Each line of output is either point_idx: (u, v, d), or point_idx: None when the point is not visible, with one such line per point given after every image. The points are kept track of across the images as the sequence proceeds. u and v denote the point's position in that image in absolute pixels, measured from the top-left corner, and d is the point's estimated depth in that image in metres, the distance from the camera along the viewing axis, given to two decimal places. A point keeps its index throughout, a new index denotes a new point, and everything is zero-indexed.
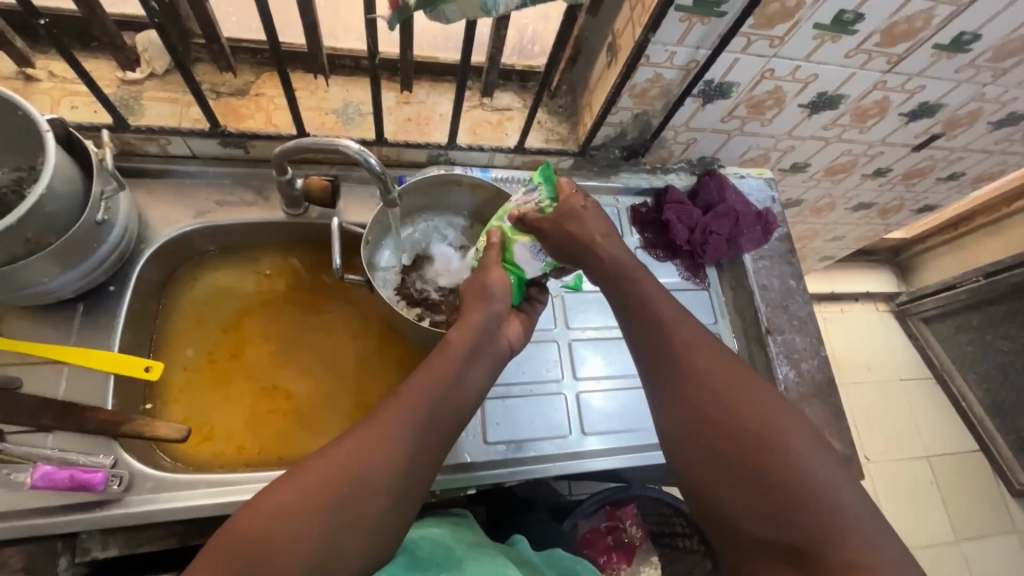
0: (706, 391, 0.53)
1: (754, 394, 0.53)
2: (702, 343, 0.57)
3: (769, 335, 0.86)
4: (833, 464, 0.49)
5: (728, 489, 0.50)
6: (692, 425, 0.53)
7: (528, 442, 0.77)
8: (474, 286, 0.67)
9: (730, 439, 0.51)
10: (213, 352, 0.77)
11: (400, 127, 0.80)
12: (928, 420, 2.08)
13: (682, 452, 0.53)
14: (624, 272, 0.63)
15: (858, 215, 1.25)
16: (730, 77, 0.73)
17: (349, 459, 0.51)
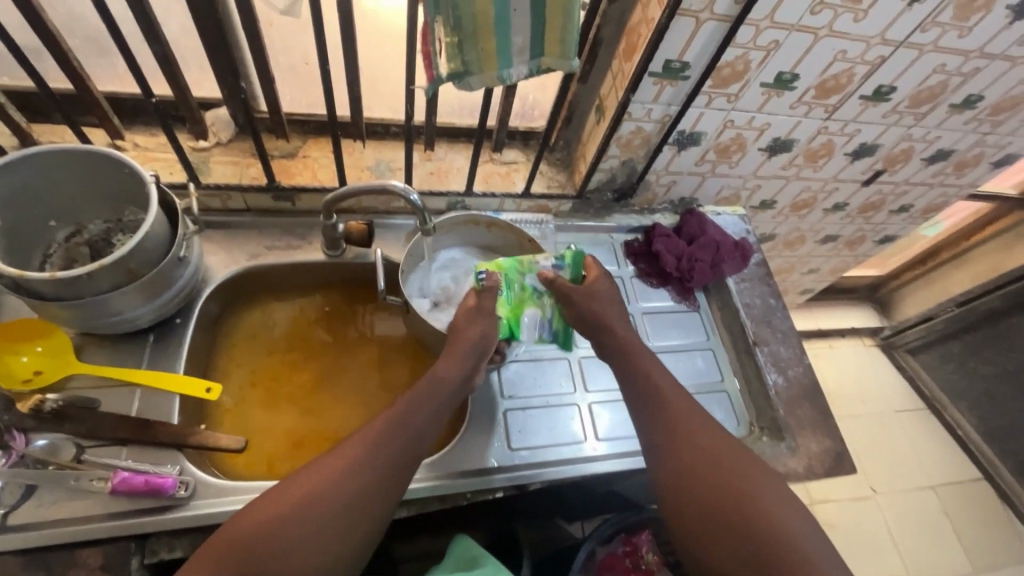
0: (696, 451, 0.66)
1: (734, 458, 0.66)
2: (691, 411, 0.71)
3: (757, 346, 0.96)
4: (794, 508, 0.61)
5: (712, 536, 0.61)
6: (682, 474, 0.65)
7: (547, 449, 0.84)
8: (462, 324, 0.75)
9: (713, 492, 0.63)
10: (255, 376, 0.86)
11: (424, 179, 0.95)
12: (929, 449, 2.12)
13: (674, 502, 0.65)
14: (629, 346, 0.78)
15: (828, 248, 1.39)
16: (698, 127, 0.89)
17: (338, 478, 0.59)
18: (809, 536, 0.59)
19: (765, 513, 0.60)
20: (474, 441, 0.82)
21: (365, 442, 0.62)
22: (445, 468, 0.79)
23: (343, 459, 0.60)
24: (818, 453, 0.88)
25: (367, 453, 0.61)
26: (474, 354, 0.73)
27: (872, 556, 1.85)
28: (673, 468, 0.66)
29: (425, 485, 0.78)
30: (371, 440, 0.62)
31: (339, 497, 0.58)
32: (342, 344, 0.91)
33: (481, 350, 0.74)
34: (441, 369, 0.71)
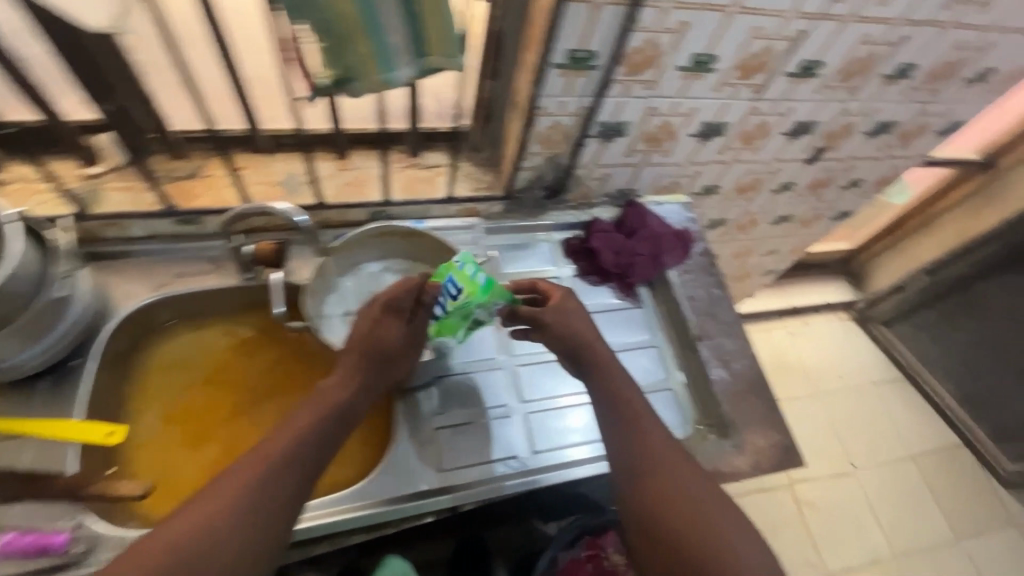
0: (667, 478, 0.71)
1: (698, 485, 0.71)
2: (663, 437, 0.75)
3: (700, 341, 0.93)
4: (749, 541, 0.68)
5: (676, 558, 0.67)
6: (656, 505, 0.70)
7: (482, 465, 0.80)
8: (393, 343, 0.73)
9: (681, 518, 0.68)
10: (169, 413, 0.82)
11: (340, 190, 0.89)
12: (907, 420, 2.11)
13: (644, 525, 0.70)
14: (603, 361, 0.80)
15: (782, 228, 1.35)
16: (621, 117, 0.85)
17: (240, 510, 0.57)
18: (758, 560, 0.67)
19: (723, 540, 0.67)
20: (402, 465, 0.78)
21: (270, 470, 0.60)
22: (371, 495, 0.76)
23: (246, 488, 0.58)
24: (763, 449, 0.85)
25: (271, 482, 0.59)
26: (384, 376, 0.73)
27: (855, 532, 1.84)
28: (647, 494, 0.71)
29: (347, 516, 0.74)
30: (275, 468, 0.60)
31: (238, 532, 0.56)
32: (263, 373, 0.87)
33: (392, 374, 0.75)
34: (352, 390, 0.70)
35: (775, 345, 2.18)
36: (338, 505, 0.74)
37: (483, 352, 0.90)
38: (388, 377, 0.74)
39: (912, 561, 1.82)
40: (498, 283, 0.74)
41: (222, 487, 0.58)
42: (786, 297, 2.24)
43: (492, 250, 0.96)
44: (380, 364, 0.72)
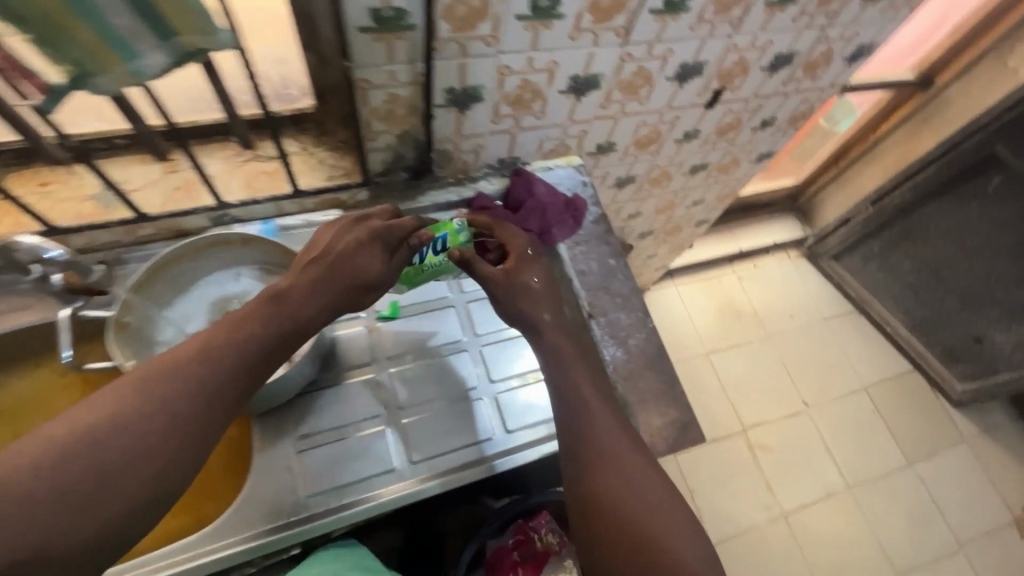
0: (614, 475, 0.67)
1: (650, 481, 0.67)
2: (614, 428, 0.71)
3: (593, 319, 0.86)
4: (691, 531, 0.65)
5: (620, 556, 0.62)
6: (600, 495, 0.66)
7: (352, 485, 0.73)
8: (366, 266, 0.68)
9: (626, 517, 0.64)
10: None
11: (168, 198, 0.79)
12: (859, 352, 2.11)
13: (591, 522, 0.65)
14: (557, 351, 0.76)
15: (700, 177, 1.27)
16: (469, 81, 0.74)
17: (156, 412, 0.51)
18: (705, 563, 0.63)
19: (670, 542, 0.63)
20: (260, 496, 0.71)
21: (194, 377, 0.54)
22: (222, 535, 0.68)
23: (165, 390, 0.52)
24: (660, 429, 0.80)
25: (195, 392, 0.53)
26: (345, 300, 0.67)
27: (809, 470, 1.86)
28: (591, 490, 0.66)
29: (195, 563, 0.67)
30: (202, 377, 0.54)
31: (150, 440, 0.50)
32: None
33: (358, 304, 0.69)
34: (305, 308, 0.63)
35: (724, 293, 2.14)
36: (184, 552, 0.67)
37: (355, 356, 0.82)
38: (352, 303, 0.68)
39: (865, 490, 1.86)
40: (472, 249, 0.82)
41: (137, 386, 0.52)
42: (734, 242, 2.18)
43: None
44: (342, 282, 0.66)
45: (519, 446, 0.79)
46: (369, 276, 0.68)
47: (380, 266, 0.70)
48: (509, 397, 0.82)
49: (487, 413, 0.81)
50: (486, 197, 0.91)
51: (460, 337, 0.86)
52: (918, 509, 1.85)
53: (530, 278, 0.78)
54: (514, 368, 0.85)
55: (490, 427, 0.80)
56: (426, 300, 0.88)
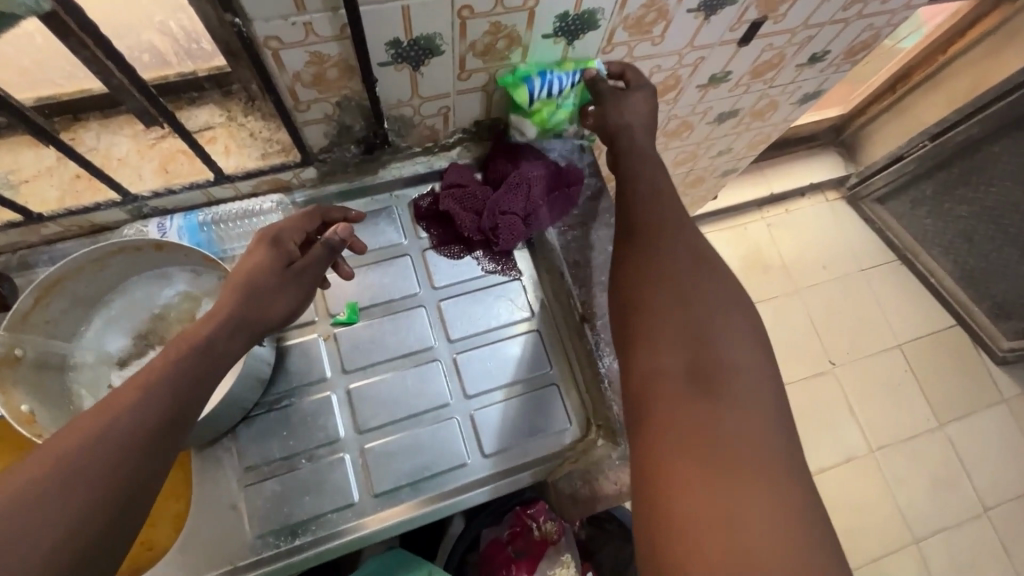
0: (661, 260, 0.56)
1: (709, 279, 0.56)
2: (671, 219, 0.59)
3: (587, 322, 0.73)
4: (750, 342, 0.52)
5: (660, 323, 0.53)
6: (653, 262, 0.57)
7: (305, 524, 0.65)
8: (264, 279, 0.55)
9: (670, 303, 0.54)
10: None
11: (67, 189, 0.65)
12: (898, 306, 1.93)
13: (630, 302, 0.56)
14: (639, 159, 0.65)
15: (729, 125, 1.06)
16: (419, 30, 0.56)
17: (37, 501, 0.38)
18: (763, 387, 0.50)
19: (720, 342, 0.51)
20: (203, 540, 0.63)
21: (86, 447, 0.41)
22: None
23: (51, 472, 0.39)
24: None
25: (91, 467, 0.41)
26: (250, 317, 0.54)
27: (829, 433, 1.76)
28: (636, 256, 0.58)
29: None
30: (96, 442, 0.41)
31: (34, 543, 0.37)
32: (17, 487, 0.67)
33: (286, 302, 0.57)
34: (217, 333, 0.51)
35: (751, 243, 1.94)
36: None
37: (309, 372, 0.70)
38: (259, 324, 0.55)
39: (889, 453, 1.76)
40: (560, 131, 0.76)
41: (8, 478, 0.39)
42: (765, 185, 1.94)
43: None
44: (245, 295, 0.54)
45: (496, 474, 0.69)
46: (274, 290, 0.56)
47: (283, 280, 0.57)
48: (489, 414, 0.71)
49: (460, 435, 0.70)
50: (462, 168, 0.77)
51: (431, 343, 0.73)
52: (944, 473, 1.76)
53: (633, 105, 0.67)
54: (494, 380, 0.72)
55: (465, 451, 0.70)
56: (392, 300, 0.75)
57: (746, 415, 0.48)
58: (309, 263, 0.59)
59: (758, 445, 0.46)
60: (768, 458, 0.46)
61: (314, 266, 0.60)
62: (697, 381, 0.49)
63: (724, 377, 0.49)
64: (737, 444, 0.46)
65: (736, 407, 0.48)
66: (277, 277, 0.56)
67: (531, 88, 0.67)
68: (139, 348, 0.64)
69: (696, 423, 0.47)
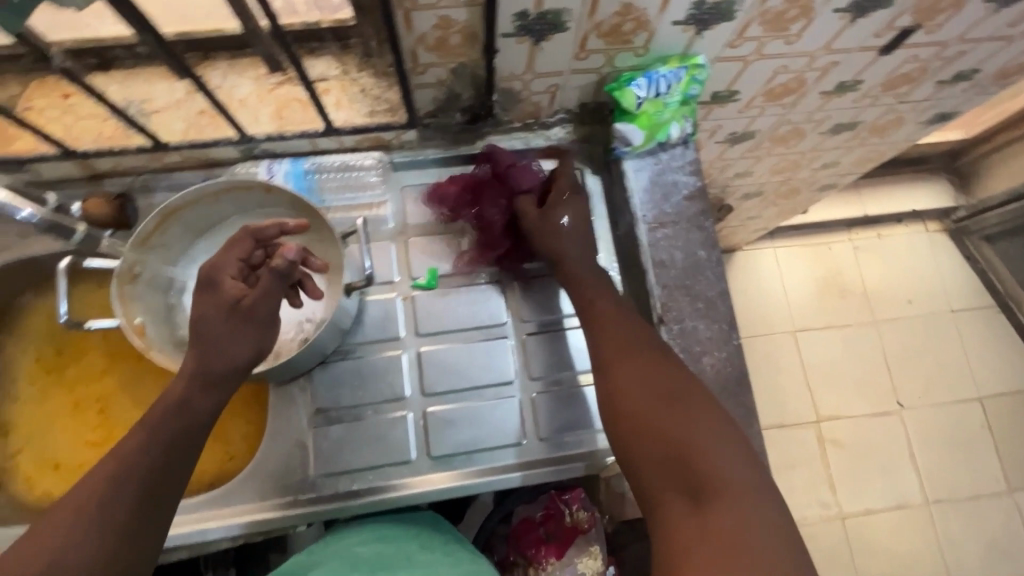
0: (628, 376, 0.59)
1: (674, 382, 0.58)
2: (625, 331, 0.63)
3: (662, 325, 0.70)
4: (729, 446, 0.53)
5: (646, 453, 0.55)
6: (627, 395, 0.59)
7: (362, 472, 0.68)
8: (213, 327, 0.57)
9: (643, 422, 0.56)
10: (37, 378, 0.75)
11: (192, 123, 0.69)
12: (986, 357, 1.77)
13: (616, 431, 0.58)
14: (579, 273, 0.69)
15: (843, 138, 0.98)
16: (550, 4, 0.54)
17: (69, 538, 0.48)
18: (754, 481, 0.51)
19: (695, 447, 0.53)
20: (270, 467, 0.68)
21: (94, 505, 0.49)
22: (243, 498, 0.67)
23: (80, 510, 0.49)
24: None
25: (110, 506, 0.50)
26: (210, 368, 0.57)
27: (882, 475, 1.66)
28: (610, 390, 0.60)
29: (204, 524, 0.66)
30: (84, 528, 0.49)
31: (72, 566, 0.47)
32: (125, 359, 0.75)
33: (241, 343, 0.58)
34: (187, 394, 0.56)
35: (833, 265, 1.82)
36: (198, 510, 0.66)
37: (384, 330, 0.73)
38: (219, 372, 0.57)
39: (946, 508, 1.65)
40: (667, 134, 0.72)
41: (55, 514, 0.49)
42: (860, 204, 1.80)
43: (408, 191, 0.77)
44: (200, 351, 0.57)
45: (547, 459, 0.70)
46: (226, 335, 0.57)
47: (232, 320, 0.58)
48: (550, 398, 0.72)
49: (519, 415, 0.71)
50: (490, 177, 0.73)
51: (503, 320, 0.74)
52: (1003, 539, 1.63)
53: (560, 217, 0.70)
54: (559, 367, 0.73)
55: (522, 431, 0.71)
56: (471, 272, 0.75)
57: (752, 524, 0.48)
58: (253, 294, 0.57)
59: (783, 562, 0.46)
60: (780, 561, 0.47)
61: (260, 300, 0.57)
62: (691, 495, 0.52)
63: (713, 487, 0.51)
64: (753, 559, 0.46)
65: (734, 510, 0.49)
66: (224, 316, 0.57)
67: (637, 90, 0.67)
68: None
69: (706, 536, 0.48)
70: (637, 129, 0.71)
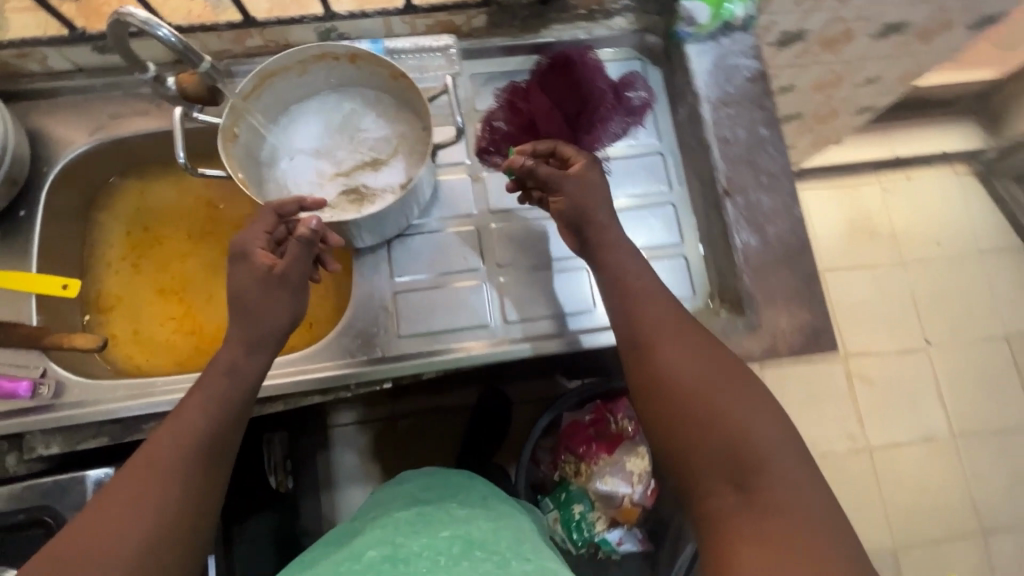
0: (668, 365, 0.53)
1: (714, 364, 0.53)
2: (668, 312, 0.57)
3: (727, 197, 0.73)
4: (775, 425, 0.50)
5: (684, 447, 0.51)
6: (659, 386, 0.53)
7: (442, 334, 0.72)
8: (249, 298, 0.59)
9: (686, 415, 0.51)
10: (125, 256, 0.80)
11: (275, 3, 0.71)
12: (1011, 295, 1.79)
13: (650, 424, 0.54)
14: (607, 242, 0.63)
15: (888, 44, 1.00)
16: None
17: (94, 544, 0.46)
18: (812, 482, 0.48)
19: (744, 432, 0.49)
20: (355, 329, 0.71)
21: (123, 504, 0.48)
22: (332, 355, 0.70)
23: (111, 513, 0.48)
24: (786, 332, 0.70)
25: (140, 504, 0.49)
26: (257, 334, 0.59)
27: (910, 410, 1.68)
28: (645, 379, 0.54)
29: (295, 379, 0.69)
30: (119, 523, 0.47)
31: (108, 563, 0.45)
32: (209, 241, 0.81)
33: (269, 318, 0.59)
34: (236, 356, 0.58)
35: (860, 207, 1.82)
36: (287, 368, 0.70)
37: (456, 206, 0.76)
38: (263, 335, 0.59)
39: (971, 441, 1.68)
40: (731, 15, 0.74)
41: (86, 521, 0.48)
42: (890, 144, 1.83)
43: (475, 80, 0.80)
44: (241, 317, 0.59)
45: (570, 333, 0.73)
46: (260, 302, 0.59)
47: (267, 289, 0.59)
48: None
49: (554, 291, 0.74)
50: (550, 73, 0.76)
51: None
52: None
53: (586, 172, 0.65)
54: None
55: (589, 300, 0.74)
56: None
57: (805, 524, 0.45)
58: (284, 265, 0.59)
59: (834, 546, 0.44)
60: (840, 554, 0.43)
61: (292, 266, 0.59)
62: (740, 488, 0.48)
63: (761, 475, 0.47)
64: (809, 559, 0.42)
65: (790, 513, 0.46)
66: (259, 287, 0.59)
67: None
68: (321, 149, 0.72)
69: (758, 533, 0.45)
70: (701, 9, 0.74)
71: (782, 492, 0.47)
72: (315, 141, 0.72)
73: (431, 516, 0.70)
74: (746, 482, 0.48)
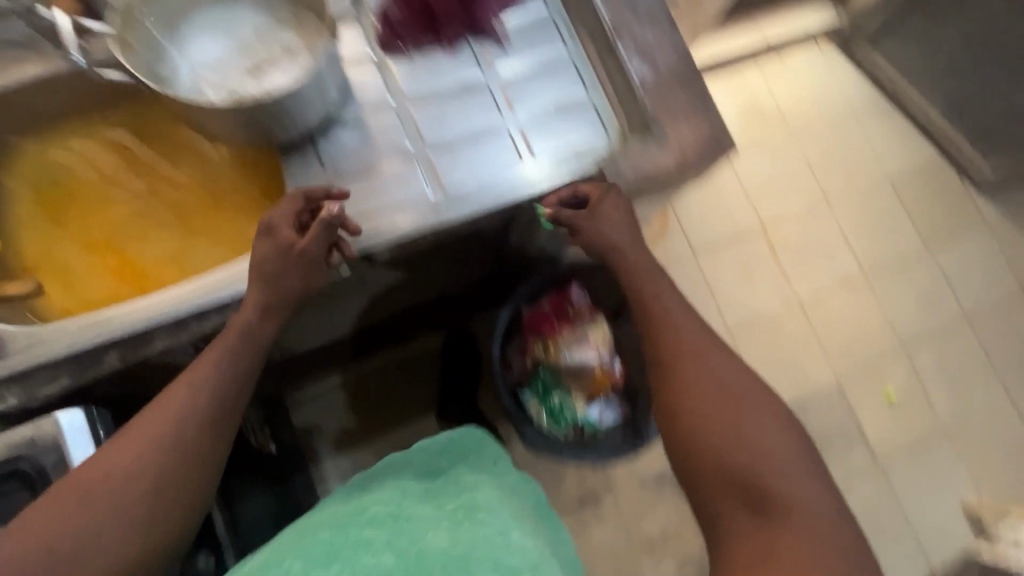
0: (694, 386, 0.64)
1: (738, 388, 0.64)
2: (689, 330, 0.69)
3: (617, 36, 0.80)
4: (780, 439, 0.61)
5: (701, 458, 0.62)
6: (681, 402, 0.64)
7: (386, 212, 0.75)
8: (271, 263, 0.65)
9: (704, 429, 0.62)
10: (43, 216, 0.78)
11: None
12: (886, 145, 1.77)
13: (670, 429, 0.65)
14: (626, 264, 0.75)
15: None
16: None
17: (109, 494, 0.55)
18: (812, 507, 0.58)
19: (752, 450, 0.60)
20: None
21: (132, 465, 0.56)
22: None
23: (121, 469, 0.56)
24: (691, 140, 0.78)
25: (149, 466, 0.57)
26: (280, 287, 0.65)
27: (824, 263, 1.69)
28: (673, 393, 0.65)
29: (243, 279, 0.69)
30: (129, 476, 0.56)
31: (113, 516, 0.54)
32: (127, 185, 0.79)
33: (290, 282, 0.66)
34: (248, 319, 0.65)
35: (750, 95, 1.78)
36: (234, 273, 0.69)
37: (368, 97, 0.79)
38: (275, 302, 0.66)
39: (882, 277, 1.68)
40: None
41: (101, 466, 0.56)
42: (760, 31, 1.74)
43: None
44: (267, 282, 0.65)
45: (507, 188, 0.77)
46: (285, 273, 0.65)
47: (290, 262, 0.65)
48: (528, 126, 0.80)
49: (483, 154, 0.78)
50: None
51: (478, 75, 0.81)
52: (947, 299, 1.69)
53: (609, 208, 0.75)
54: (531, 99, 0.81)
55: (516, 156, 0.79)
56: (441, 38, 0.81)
57: (797, 536, 0.56)
58: (307, 243, 0.65)
59: (814, 550, 0.55)
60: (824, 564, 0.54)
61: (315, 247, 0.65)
62: (753, 510, 0.59)
63: (764, 490, 0.58)
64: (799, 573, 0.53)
65: (794, 529, 0.56)
66: (285, 261, 0.65)
67: None
68: (227, 64, 0.72)
69: (762, 544, 0.56)
70: None
71: (779, 499, 0.58)
72: (222, 59, 0.72)
73: (441, 490, 0.68)
74: (752, 496, 0.59)
